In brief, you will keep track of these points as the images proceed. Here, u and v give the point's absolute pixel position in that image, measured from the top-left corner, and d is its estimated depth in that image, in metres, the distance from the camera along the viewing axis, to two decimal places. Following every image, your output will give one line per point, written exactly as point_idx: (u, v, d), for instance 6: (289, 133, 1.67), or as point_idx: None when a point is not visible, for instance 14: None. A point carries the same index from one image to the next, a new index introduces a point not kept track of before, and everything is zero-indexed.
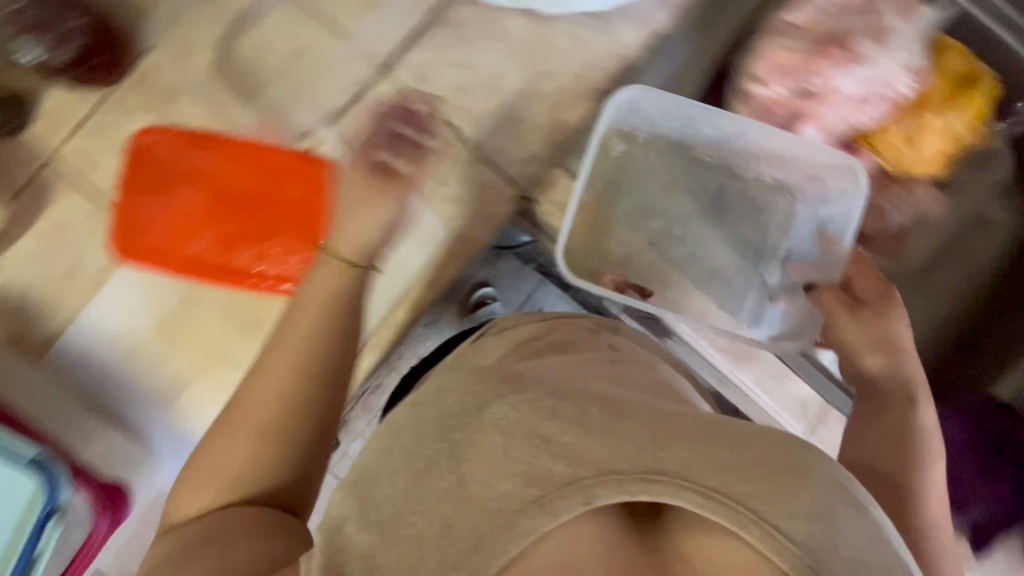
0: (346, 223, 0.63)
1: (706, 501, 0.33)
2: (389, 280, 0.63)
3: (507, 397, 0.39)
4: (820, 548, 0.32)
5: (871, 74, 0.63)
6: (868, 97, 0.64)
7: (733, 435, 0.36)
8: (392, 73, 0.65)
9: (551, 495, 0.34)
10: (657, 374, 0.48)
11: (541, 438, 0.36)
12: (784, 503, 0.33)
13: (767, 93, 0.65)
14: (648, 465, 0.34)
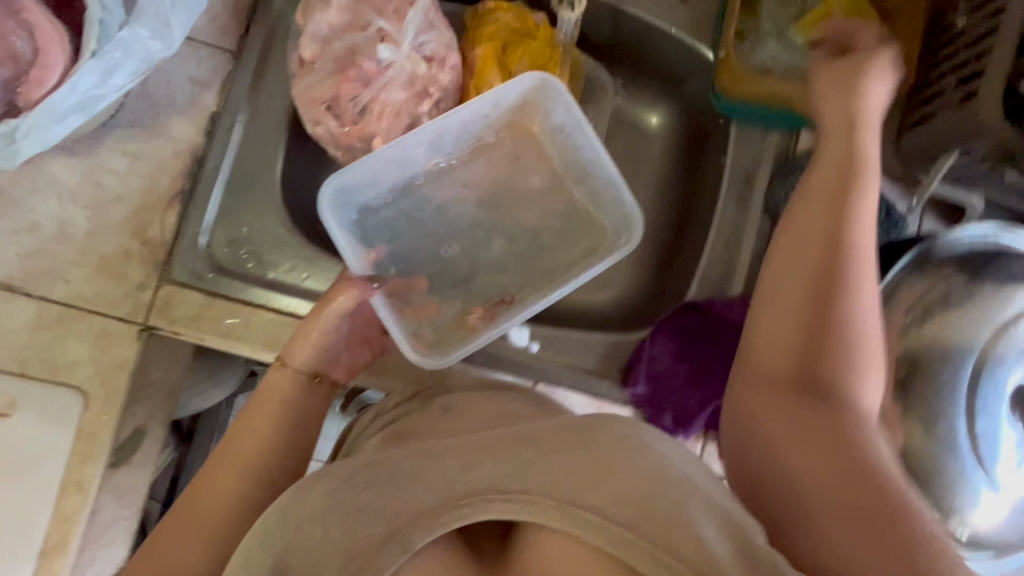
0: (5, 432, 0.66)
1: (512, 504, 0.42)
2: (31, 453, 0.67)
3: (323, 481, 0.46)
4: (608, 509, 0.41)
5: (396, 63, 0.73)
6: (420, 91, 0.76)
7: (537, 438, 0.46)
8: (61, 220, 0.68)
9: (387, 541, 0.42)
10: (484, 403, 0.60)
11: (360, 508, 0.44)
12: (568, 474, 0.43)
13: (320, 127, 0.74)
14: (460, 493, 0.43)
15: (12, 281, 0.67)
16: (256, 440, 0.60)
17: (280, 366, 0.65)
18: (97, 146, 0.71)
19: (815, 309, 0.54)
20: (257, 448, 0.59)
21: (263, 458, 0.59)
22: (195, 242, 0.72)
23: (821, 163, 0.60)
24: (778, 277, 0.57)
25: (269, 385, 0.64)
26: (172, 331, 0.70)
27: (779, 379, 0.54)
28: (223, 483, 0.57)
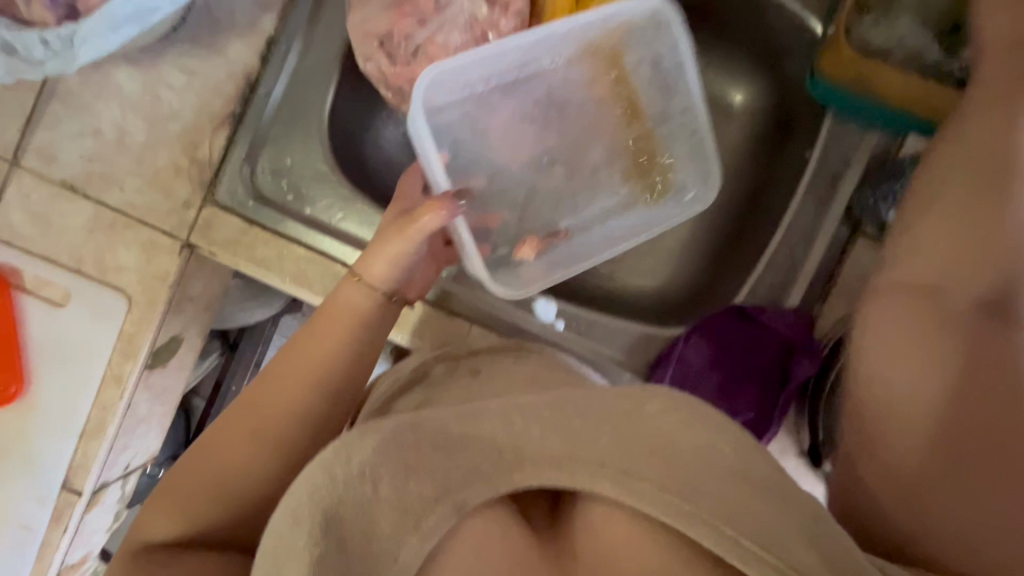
0: (75, 315, 0.74)
1: (576, 473, 0.40)
2: (85, 349, 0.74)
3: (368, 447, 0.39)
4: (693, 480, 0.39)
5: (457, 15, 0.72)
6: (479, 35, 0.73)
7: (579, 403, 0.43)
8: (129, 119, 0.73)
9: (422, 516, 0.38)
10: (529, 369, 0.59)
11: (410, 462, 0.39)
12: (634, 454, 0.40)
13: (371, 64, 0.72)
14: (508, 455, 0.41)
15: (73, 182, 0.72)
16: (298, 377, 0.54)
17: (355, 281, 0.59)
18: (157, 61, 0.74)
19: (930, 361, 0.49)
20: (329, 372, 0.55)
21: (314, 394, 0.54)
22: (240, 164, 0.75)
23: (953, 199, 0.56)
24: (895, 332, 0.52)
25: (337, 300, 0.59)
26: (210, 252, 0.74)
27: (904, 443, 0.47)
28: (273, 405, 0.53)
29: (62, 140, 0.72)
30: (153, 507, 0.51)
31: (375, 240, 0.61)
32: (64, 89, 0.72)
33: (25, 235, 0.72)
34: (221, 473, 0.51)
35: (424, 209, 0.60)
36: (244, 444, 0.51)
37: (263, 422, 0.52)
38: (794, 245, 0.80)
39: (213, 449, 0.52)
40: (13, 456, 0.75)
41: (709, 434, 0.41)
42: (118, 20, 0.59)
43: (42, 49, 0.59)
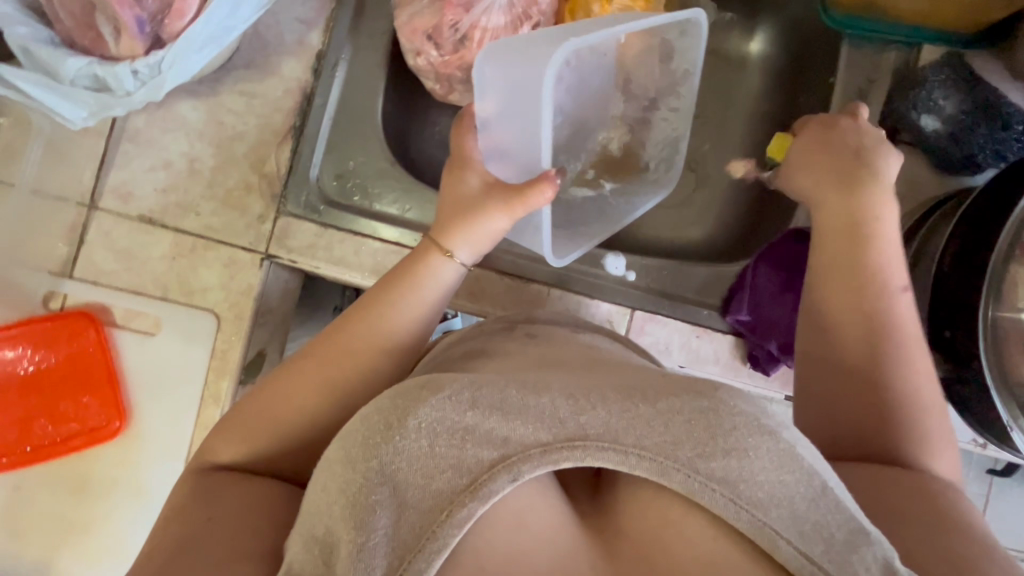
0: (167, 344, 0.75)
1: (631, 458, 0.38)
2: (181, 371, 0.76)
3: (421, 407, 0.40)
4: (736, 478, 0.38)
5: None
6: (520, 16, 0.71)
7: (649, 394, 0.41)
8: (193, 148, 0.75)
9: (478, 483, 0.38)
10: (573, 345, 0.57)
11: (464, 429, 0.39)
12: (687, 420, 0.39)
13: (421, 58, 0.72)
14: (573, 432, 0.39)
15: (151, 215, 0.75)
16: (370, 345, 0.56)
17: (444, 253, 0.61)
18: (216, 88, 0.75)
19: (876, 327, 0.55)
20: (399, 338, 0.58)
21: (380, 361, 0.56)
22: (307, 176, 0.76)
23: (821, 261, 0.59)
24: (851, 311, 0.56)
25: (432, 272, 0.60)
26: (290, 260, 0.76)
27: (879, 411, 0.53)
28: (346, 363, 0.56)
29: (134, 176, 0.74)
30: (225, 432, 0.55)
31: (462, 212, 0.62)
32: (132, 129, 0.75)
33: (111, 273, 0.74)
34: (285, 416, 0.54)
35: (534, 187, 0.58)
36: (311, 395, 0.55)
37: (336, 376, 0.55)
38: None
39: (282, 392, 0.55)
40: (124, 489, 0.75)
41: (786, 438, 0.39)
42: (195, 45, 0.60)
43: (129, 84, 0.60)
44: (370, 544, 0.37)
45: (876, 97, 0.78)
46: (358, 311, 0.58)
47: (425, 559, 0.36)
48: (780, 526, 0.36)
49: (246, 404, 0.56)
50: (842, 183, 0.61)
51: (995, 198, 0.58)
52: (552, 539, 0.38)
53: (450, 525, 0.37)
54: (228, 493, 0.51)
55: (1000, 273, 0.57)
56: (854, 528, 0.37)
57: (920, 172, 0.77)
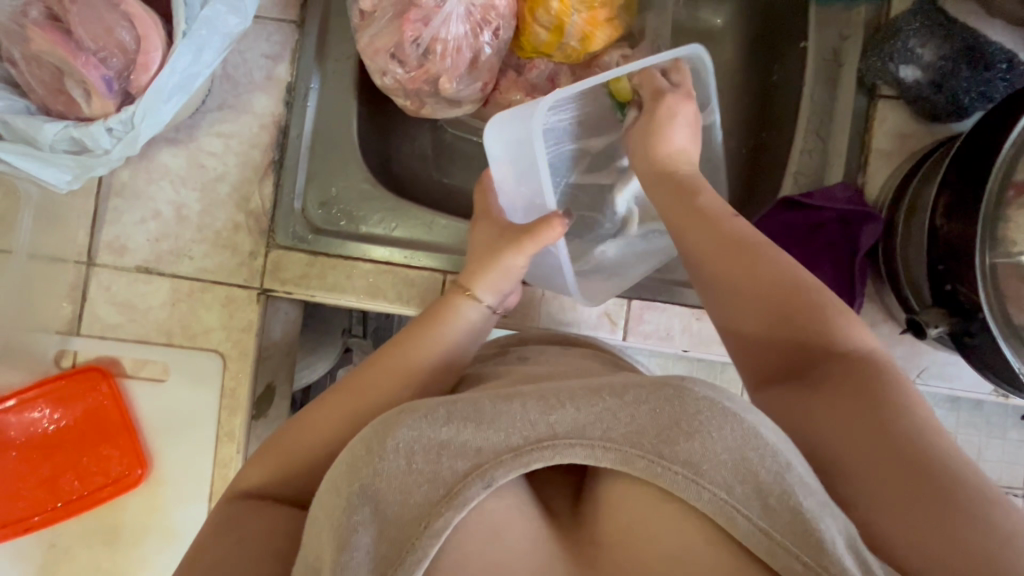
0: (176, 389, 0.77)
1: (598, 452, 0.39)
2: (193, 413, 0.77)
3: (402, 426, 0.40)
4: (697, 461, 0.38)
5: (464, 9, 0.69)
6: (479, 22, 0.71)
7: (617, 387, 0.41)
8: (178, 193, 0.77)
9: (454, 491, 0.38)
10: (559, 360, 0.58)
11: (440, 444, 0.39)
12: (658, 419, 0.39)
13: (387, 77, 0.72)
14: (542, 434, 0.39)
15: (147, 265, 0.76)
16: (398, 375, 0.58)
17: (468, 296, 0.64)
18: (194, 133, 0.77)
19: (744, 248, 0.57)
20: (428, 365, 0.59)
21: (405, 388, 0.58)
22: (292, 208, 0.77)
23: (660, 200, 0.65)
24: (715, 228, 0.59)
25: (452, 309, 0.63)
26: (285, 291, 0.77)
27: (800, 348, 0.53)
28: (376, 389, 0.57)
29: (126, 228, 0.76)
30: (254, 458, 0.57)
31: (485, 258, 0.65)
32: (118, 184, 0.76)
33: (115, 326, 0.76)
34: (316, 439, 0.56)
35: (543, 225, 0.63)
36: (339, 423, 0.56)
37: (364, 406, 0.57)
38: (820, 111, 0.76)
39: (312, 420, 0.56)
40: (155, 533, 0.77)
41: (751, 420, 0.39)
42: (164, 94, 0.61)
43: (105, 142, 0.61)
44: (353, 561, 0.37)
45: (851, 54, 0.76)
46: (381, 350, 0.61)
47: (407, 568, 0.36)
48: (740, 504, 0.37)
49: (278, 435, 0.58)
50: (659, 176, 0.66)
51: (984, 142, 0.56)
52: (530, 550, 0.38)
53: (428, 535, 0.37)
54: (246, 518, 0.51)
55: (993, 218, 0.55)
56: (824, 499, 0.38)
57: (907, 124, 0.75)
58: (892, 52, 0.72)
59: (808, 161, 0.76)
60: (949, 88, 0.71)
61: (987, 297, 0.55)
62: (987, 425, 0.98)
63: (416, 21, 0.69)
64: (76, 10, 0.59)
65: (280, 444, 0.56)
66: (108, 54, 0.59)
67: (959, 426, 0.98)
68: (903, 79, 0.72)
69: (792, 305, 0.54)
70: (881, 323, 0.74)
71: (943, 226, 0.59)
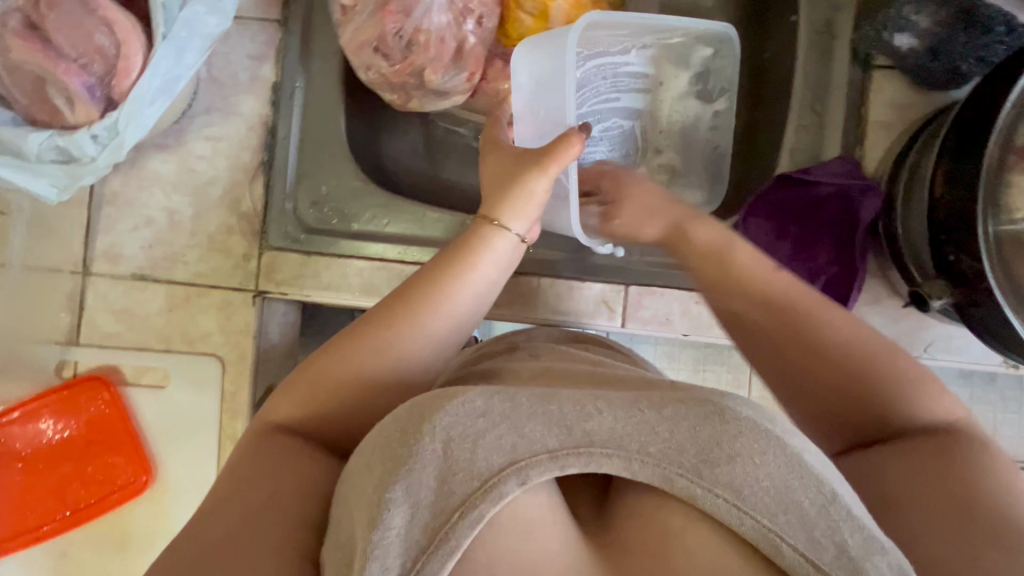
0: (177, 395, 0.77)
1: (635, 464, 0.38)
2: (196, 418, 0.78)
3: (441, 413, 0.40)
4: (739, 482, 0.37)
5: None
6: (462, 11, 0.70)
7: (656, 399, 0.41)
8: (170, 199, 0.76)
9: (489, 485, 0.37)
10: (580, 359, 0.57)
11: (474, 439, 0.38)
12: (701, 431, 0.39)
13: (372, 72, 0.72)
14: (579, 440, 0.38)
15: (143, 271, 0.76)
16: (429, 321, 0.53)
17: (496, 225, 0.57)
18: (182, 137, 0.76)
19: (788, 322, 0.55)
20: (460, 315, 0.54)
21: (437, 338, 0.53)
22: (284, 208, 0.77)
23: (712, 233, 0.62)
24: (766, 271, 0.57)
25: (482, 240, 0.57)
26: (280, 292, 0.77)
27: (862, 390, 0.52)
28: (404, 329, 0.52)
29: (120, 235, 0.76)
30: (278, 398, 0.52)
31: (507, 180, 0.59)
32: (110, 192, 0.76)
33: (114, 334, 0.76)
34: (343, 381, 0.50)
35: (564, 140, 0.57)
36: (369, 365, 0.51)
37: (399, 344, 0.51)
38: (814, 85, 0.75)
39: (338, 358, 0.51)
40: (164, 539, 0.78)
41: (793, 443, 0.39)
42: (145, 97, 0.60)
43: (91, 149, 0.61)
44: (384, 540, 0.36)
45: (844, 24, 0.74)
46: (411, 284, 0.54)
47: (437, 562, 0.35)
48: (784, 531, 0.36)
49: (301, 370, 0.52)
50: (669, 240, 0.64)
51: (983, 105, 0.55)
52: (563, 554, 0.37)
53: (462, 526, 0.36)
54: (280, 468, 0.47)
55: (995, 181, 0.54)
56: (868, 534, 0.36)
57: (906, 94, 0.73)
58: (889, 21, 0.70)
59: (804, 137, 0.75)
60: (946, 54, 0.69)
61: (992, 265, 0.54)
62: (1003, 401, 0.96)
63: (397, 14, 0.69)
64: (54, 16, 0.59)
65: (302, 388, 0.51)
66: (88, 60, 0.59)
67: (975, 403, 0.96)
68: (897, 48, 0.71)
69: (887, 377, 0.51)
70: (887, 299, 0.72)
71: (940, 195, 0.58)
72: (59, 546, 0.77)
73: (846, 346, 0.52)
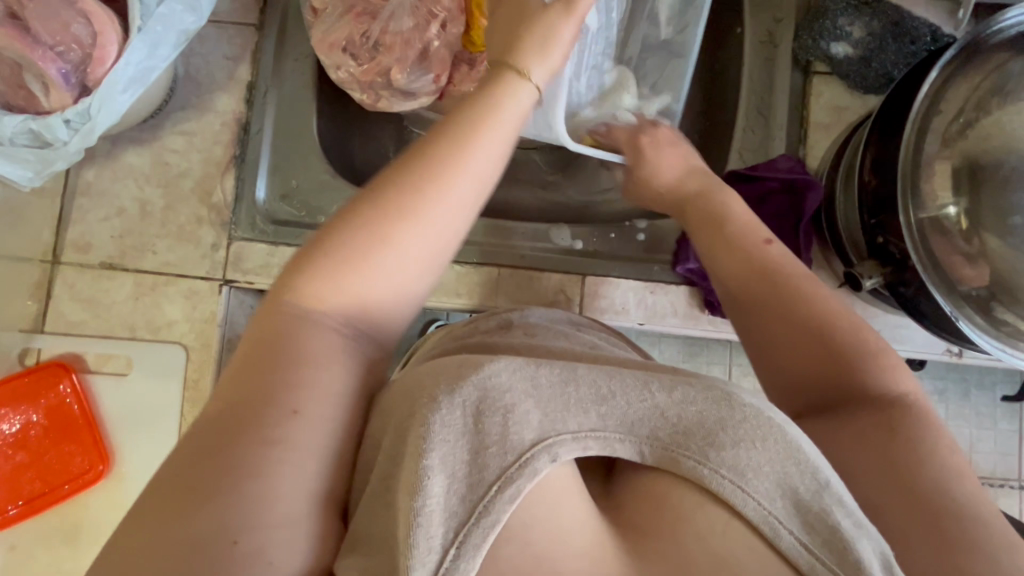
0: (139, 383, 0.77)
1: (644, 449, 0.40)
2: (158, 408, 0.78)
3: (488, 373, 0.39)
4: (743, 467, 0.38)
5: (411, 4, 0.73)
6: (426, 16, 0.74)
7: (665, 381, 0.42)
8: (142, 191, 0.79)
9: (524, 459, 0.37)
10: (567, 338, 0.58)
11: (502, 406, 0.38)
12: (714, 419, 0.40)
13: (342, 71, 0.76)
14: (596, 422, 0.40)
15: (112, 260, 0.78)
16: (453, 169, 0.46)
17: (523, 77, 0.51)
18: (158, 132, 0.79)
19: (788, 288, 0.56)
20: (487, 165, 0.47)
21: (455, 169, 0.46)
22: (254, 200, 0.79)
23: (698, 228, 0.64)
24: (735, 255, 0.60)
25: (508, 91, 0.50)
26: (247, 281, 0.78)
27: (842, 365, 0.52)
28: (420, 176, 0.45)
29: (91, 225, 0.78)
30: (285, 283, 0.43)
31: (522, 30, 0.53)
32: (83, 183, 0.78)
33: (79, 322, 0.77)
34: (350, 252, 0.43)
35: None
36: (378, 213, 0.44)
37: (434, 203, 0.45)
38: (760, 91, 0.79)
39: (342, 231, 0.44)
40: None
41: (792, 432, 0.40)
42: (117, 84, 0.63)
43: (63, 134, 0.63)
44: (426, 509, 0.35)
45: (785, 34, 0.79)
46: (443, 133, 0.47)
47: (479, 533, 0.35)
48: (782, 516, 0.38)
49: (314, 240, 0.44)
50: (679, 204, 0.68)
51: (904, 96, 0.59)
52: (576, 528, 0.38)
53: (501, 501, 0.36)
54: (279, 370, 0.40)
55: (913, 170, 0.58)
56: (860, 519, 0.38)
57: (843, 97, 0.78)
58: (823, 29, 0.77)
59: (752, 138, 0.79)
60: (879, 59, 0.75)
61: (916, 247, 0.57)
62: (975, 415, 0.98)
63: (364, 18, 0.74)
64: (33, 7, 0.63)
65: (304, 268, 0.43)
66: (65, 48, 0.62)
67: (948, 417, 0.98)
68: (833, 56, 0.77)
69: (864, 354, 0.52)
70: (833, 291, 0.75)
71: (868, 181, 0.62)
72: (10, 538, 0.76)
73: (826, 320, 0.54)
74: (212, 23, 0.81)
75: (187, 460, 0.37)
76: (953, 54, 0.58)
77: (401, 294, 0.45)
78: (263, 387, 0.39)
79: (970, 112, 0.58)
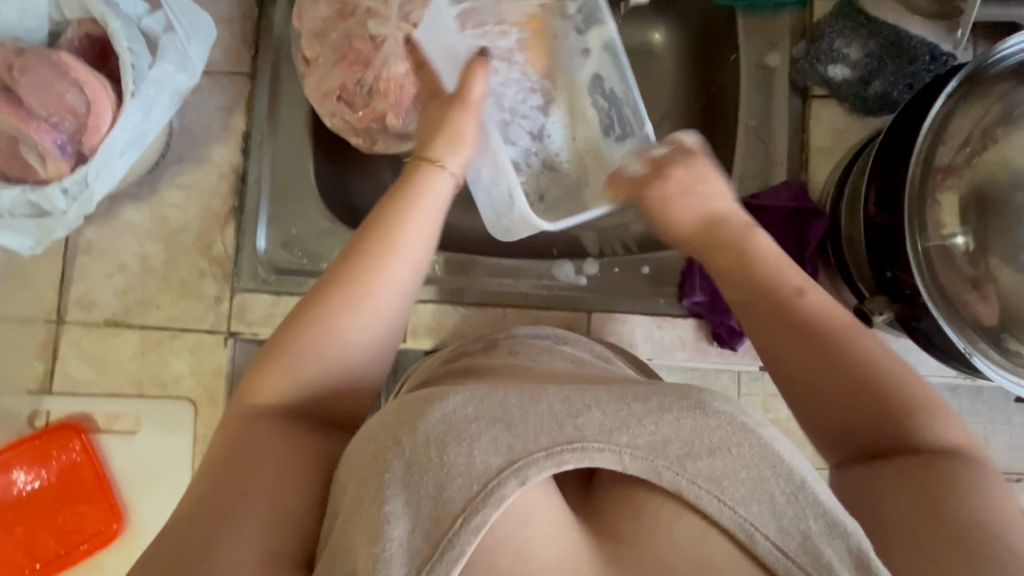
0: (148, 440, 0.77)
1: (625, 457, 0.38)
2: (168, 462, 0.78)
3: (427, 415, 0.39)
4: (719, 474, 0.38)
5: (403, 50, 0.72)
6: None
7: (640, 392, 0.42)
8: (142, 246, 0.78)
9: (489, 488, 0.36)
10: (557, 354, 0.58)
11: (457, 437, 0.38)
12: (690, 432, 0.40)
13: (337, 118, 0.76)
14: (571, 434, 0.38)
15: (116, 318, 0.77)
16: (365, 272, 0.52)
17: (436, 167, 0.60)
18: (155, 186, 0.79)
19: (813, 324, 0.54)
20: (412, 251, 0.54)
21: (372, 278, 0.52)
22: (254, 250, 0.79)
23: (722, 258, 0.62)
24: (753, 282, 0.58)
25: (427, 184, 0.59)
26: (251, 333, 0.78)
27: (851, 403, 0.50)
28: (334, 287, 0.51)
29: (93, 284, 0.78)
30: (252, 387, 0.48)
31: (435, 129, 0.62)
32: (84, 242, 0.78)
33: (86, 382, 0.77)
34: (285, 364, 0.49)
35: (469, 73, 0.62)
36: (300, 326, 0.49)
37: (361, 295, 0.51)
38: (760, 116, 0.79)
39: (276, 343, 0.49)
40: None
41: (766, 435, 0.40)
42: (112, 150, 0.63)
43: (61, 202, 0.63)
44: (387, 555, 0.35)
45: (781, 59, 0.79)
46: (378, 227, 0.55)
47: (445, 566, 0.35)
48: (759, 521, 0.37)
49: (265, 350, 0.50)
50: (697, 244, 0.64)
51: (904, 129, 0.58)
52: (557, 535, 0.37)
53: (465, 533, 0.35)
54: (265, 448, 0.45)
55: (921, 202, 0.57)
56: (832, 521, 0.37)
57: (842, 119, 0.77)
58: (821, 55, 0.76)
59: (752, 164, 0.78)
60: (880, 81, 0.74)
61: (926, 283, 0.56)
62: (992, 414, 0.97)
63: (357, 67, 0.73)
64: (26, 80, 0.62)
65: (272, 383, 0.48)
66: (60, 119, 0.62)
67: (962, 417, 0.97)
68: (832, 79, 0.76)
69: (872, 386, 0.50)
70: None
71: (875, 216, 0.61)
72: None
73: (857, 358, 0.51)
74: (204, 74, 0.81)
75: (177, 530, 0.40)
76: (957, 83, 0.57)
77: (341, 374, 0.50)
78: (234, 471, 0.43)
79: (977, 142, 0.57)
